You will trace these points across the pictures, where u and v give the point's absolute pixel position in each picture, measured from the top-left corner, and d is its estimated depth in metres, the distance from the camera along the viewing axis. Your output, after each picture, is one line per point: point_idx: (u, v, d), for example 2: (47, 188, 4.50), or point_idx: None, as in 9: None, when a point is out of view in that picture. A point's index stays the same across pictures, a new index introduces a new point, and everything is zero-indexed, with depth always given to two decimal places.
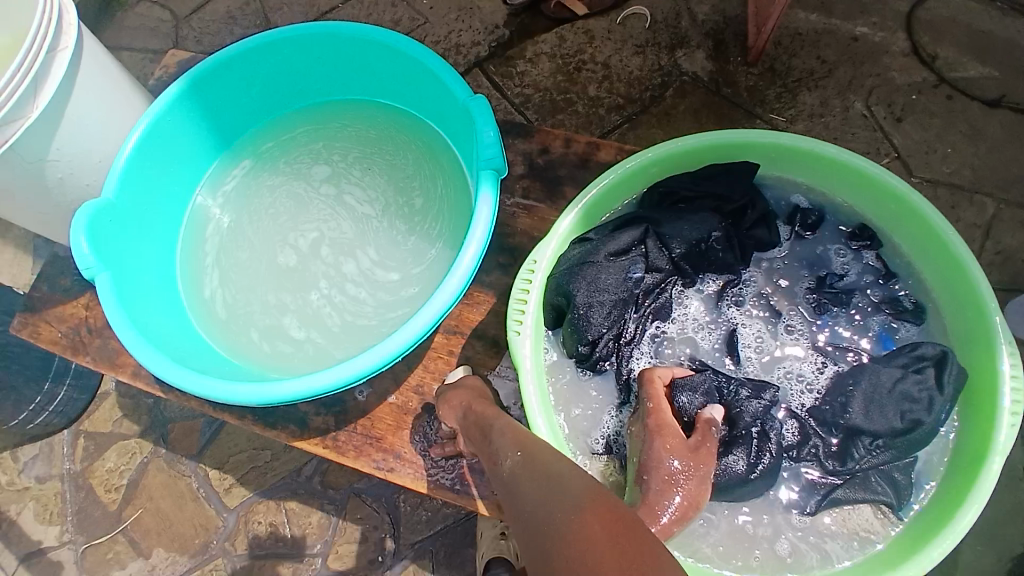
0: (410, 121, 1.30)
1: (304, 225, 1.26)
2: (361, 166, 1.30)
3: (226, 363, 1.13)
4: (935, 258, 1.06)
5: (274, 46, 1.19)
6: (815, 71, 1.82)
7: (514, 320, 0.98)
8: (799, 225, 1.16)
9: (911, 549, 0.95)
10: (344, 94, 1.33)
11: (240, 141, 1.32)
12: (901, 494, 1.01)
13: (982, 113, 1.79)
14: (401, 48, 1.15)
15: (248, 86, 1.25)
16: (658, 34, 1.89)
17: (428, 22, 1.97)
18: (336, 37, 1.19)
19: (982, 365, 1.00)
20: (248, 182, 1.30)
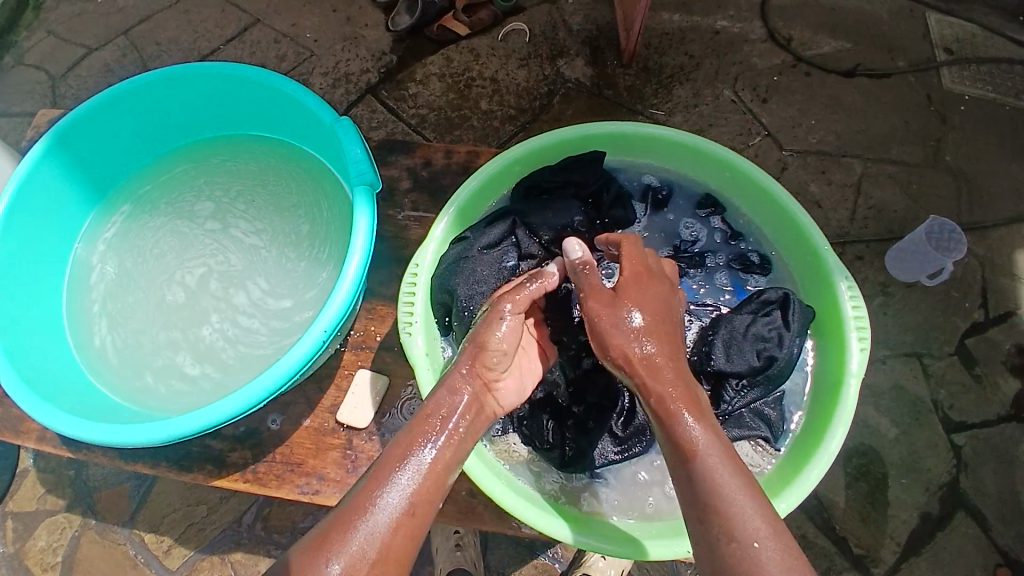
0: (289, 152, 1.33)
1: (190, 262, 1.26)
2: (243, 199, 1.31)
3: (125, 409, 1.11)
4: (772, 213, 1.18)
5: (138, 92, 1.21)
6: (684, 66, 1.91)
7: (404, 322, 1.03)
8: (651, 202, 1.26)
9: (790, 477, 1.01)
10: (219, 131, 1.35)
11: (117, 188, 1.32)
12: (775, 426, 1.09)
13: (838, 82, 1.87)
14: (264, 80, 1.18)
15: (120, 134, 1.26)
16: (538, 46, 1.97)
17: (313, 55, 2.00)
18: (200, 76, 1.21)
19: (829, 300, 1.09)
20: (129, 227, 1.30)
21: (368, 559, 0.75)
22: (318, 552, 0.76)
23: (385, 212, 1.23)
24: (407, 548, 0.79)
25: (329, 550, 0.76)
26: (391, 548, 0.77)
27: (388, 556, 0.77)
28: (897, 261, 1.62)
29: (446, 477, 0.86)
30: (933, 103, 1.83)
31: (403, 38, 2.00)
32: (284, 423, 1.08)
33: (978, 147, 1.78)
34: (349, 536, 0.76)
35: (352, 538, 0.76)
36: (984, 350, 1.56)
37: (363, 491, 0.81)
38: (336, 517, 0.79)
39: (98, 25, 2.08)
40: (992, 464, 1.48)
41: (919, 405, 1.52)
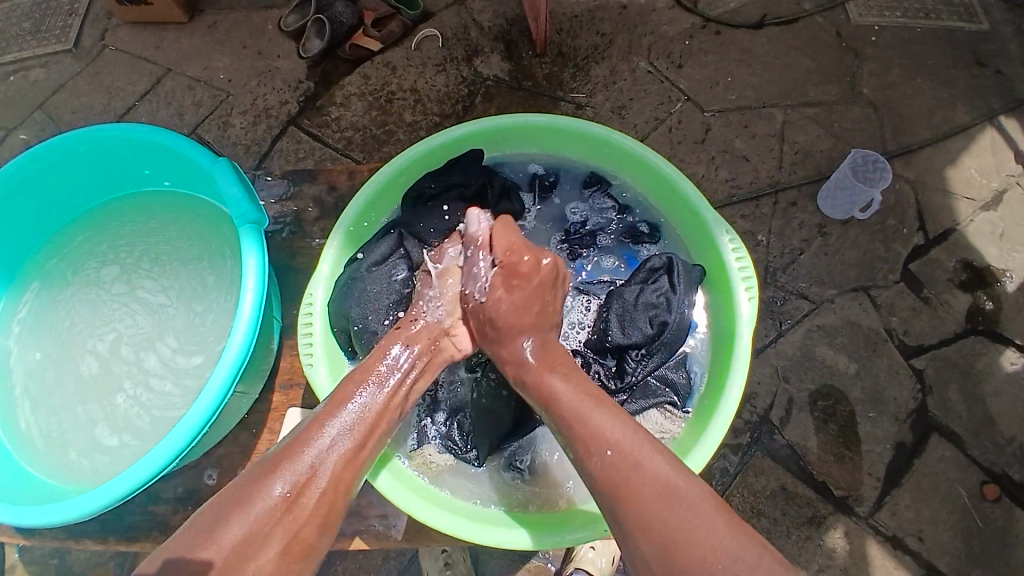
0: (185, 203, 1.33)
1: (100, 330, 1.27)
2: (149, 257, 1.31)
3: (52, 489, 1.11)
4: (653, 183, 1.24)
5: (22, 174, 1.19)
6: (598, 45, 1.89)
7: (305, 355, 1.06)
8: (540, 190, 1.34)
9: (699, 428, 1.06)
10: (115, 194, 1.35)
11: (23, 267, 1.32)
12: (682, 392, 1.15)
13: (749, 35, 1.87)
14: (142, 137, 1.18)
15: (15, 216, 1.25)
16: (453, 49, 1.94)
17: (229, 96, 1.95)
18: (79, 147, 1.20)
19: (716, 257, 1.15)
20: (41, 304, 1.30)
21: (314, 481, 0.84)
22: (267, 473, 0.84)
23: (297, 245, 1.26)
24: (350, 475, 0.88)
25: (278, 471, 0.84)
26: (338, 474, 0.87)
27: (334, 481, 0.86)
28: (828, 201, 1.65)
29: (399, 405, 0.97)
30: (845, 39, 1.84)
31: (317, 63, 1.97)
32: (221, 475, 1.08)
33: (894, 76, 1.80)
34: (298, 460, 0.85)
35: (303, 457, 0.86)
36: (927, 272, 1.60)
37: (315, 422, 0.90)
38: (286, 446, 0.88)
39: (10, 102, 2.02)
40: (952, 379, 1.52)
41: (873, 336, 1.56)
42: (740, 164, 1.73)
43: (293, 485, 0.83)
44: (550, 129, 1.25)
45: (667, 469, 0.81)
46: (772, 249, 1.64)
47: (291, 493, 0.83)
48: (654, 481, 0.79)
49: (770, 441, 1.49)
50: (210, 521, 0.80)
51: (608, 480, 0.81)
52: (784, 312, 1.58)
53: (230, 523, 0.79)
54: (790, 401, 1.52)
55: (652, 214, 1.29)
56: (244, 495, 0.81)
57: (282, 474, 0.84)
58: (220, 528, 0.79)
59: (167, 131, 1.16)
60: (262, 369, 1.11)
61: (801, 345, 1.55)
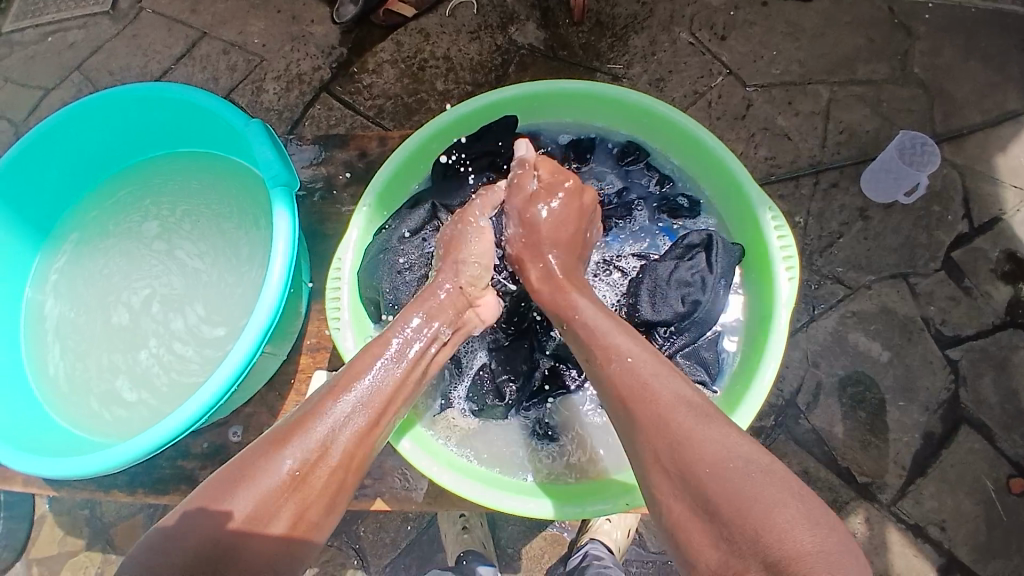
0: (228, 172, 1.33)
1: (136, 282, 1.29)
2: (190, 219, 1.32)
3: (73, 438, 1.15)
4: (695, 157, 1.21)
5: (68, 121, 1.21)
6: (637, 15, 1.82)
7: (333, 317, 1.07)
8: (574, 156, 1.29)
9: (730, 411, 1.05)
10: (165, 150, 1.36)
11: (67, 214, 1.35)
12: (712, 371, 1.14)
13: (798, 7, 1.78)
14: (192, 98, 1.18)
15: (58, 163, 1.27)
16: (487, 16, 1.89)
17: (263, 60, 1.95)
18: (130, 98, 1.21)
19: (758, 234, 1.12)
20: (78, 251, 1.33)
21: (323, 458, 0.83)
22: (278, 443, 0.82)
23: (327, 210, 1.27)
24: (360, 453, 0.87)
25: (289, 443, 0.82)
26: (350, 452, 0.85)
27: (344, 460, 0.85)
28: (871, 182, 1.59)
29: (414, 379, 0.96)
30: (897, 15, 1.75)
31: (351, 29, 1.94)
32: (246, 433, 1.12)
33: (947, 55, 1.70)
34: (310, 434, 0.83)
35: (314, 433, 0.84)
36: (970, 261, 1.54)
37: (328, 397, 0.88)
38: (298, 419, 0.85)
39: (49, 64, 2.05)
40: (989, 372, 1.47)
41: (910, 324, 1.51)
42: (780, 141, 1.67)
43: (304, 460, 0.81)
44: (588, 95, 1.22)
45: (679, 382, 0.83)
46: (810, 231, 1.59)
47: (302, 469, 0.81)
48: (671, 394, 0.81)
49: (794, 423, 1.47)
50: (222, 482, 0.78)
51: (626, 385, 0.84)
52: (818, 297, 1.54)
53: (241, 489, 0.77)
54: (818, 385, 1.48)
55: (693, 188, 1.25)
56: (251, 467, 0.79)
57: (295, 447, 0.82)
58: (229, 494, 0.77)
59: (217, 96, 1.16)
60: (290, 333, 1.11)
61: (835, 330, 1.51)
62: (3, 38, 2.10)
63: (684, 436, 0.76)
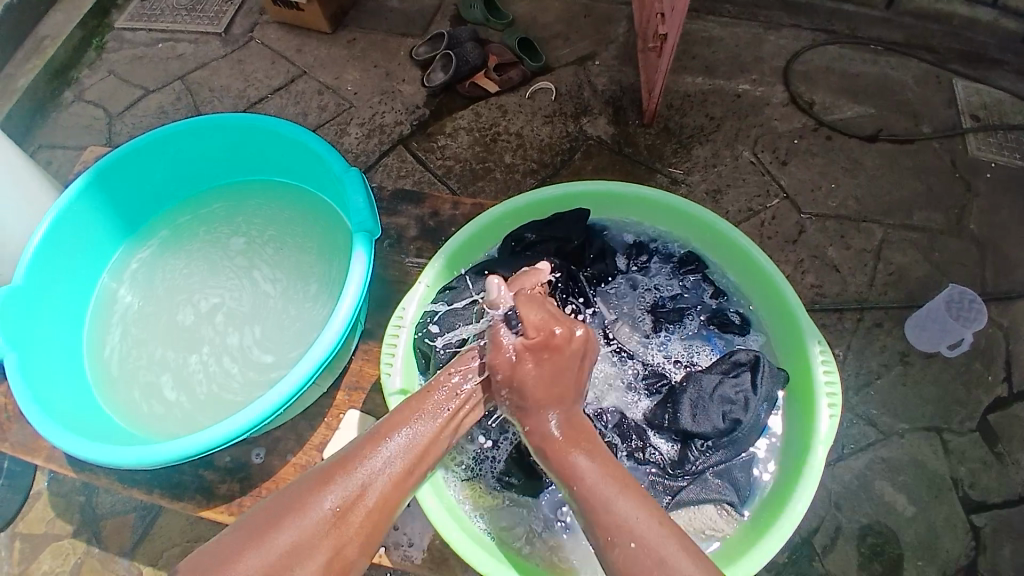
0: (321, 215, 1.41)
1: (209, 289, 1.37)
2: (273, 245, 1.41)
3: (109, 420, 1.20)
4: (753, 278, 1.24)
5: (193, 131, 1.33)
6: (704, 127, 1.91)
7: (385, 363, 1.12)
8: (632, 258, 1.35)
9: (754, 537, 1.03)
10: (269, 179, 1.46)
11: (165, 211, 1.46)
12: (741, 493, 1.10)
13: (860, 146, 1.86)
14: (302, 139, 1.28)
15: (175, 162, 1.39)
16: (563, 104, 2.01)
17: (352, 107, 2.09)
18: (253, 128, 1.33)
19: (804, 364, 1.13)
20: (164, 249, 1.43)
21: (363, 498, 0.80)
22: (318, 482, 0.80)
23: (392, 258, 1.32)
24: (400, 496, 0.83)
25: (329, 482, 0.80)
26: (388, 494, 0.82)
27: (384, 499, 0.81)
28: (916, 329, 1.59)
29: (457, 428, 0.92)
30: (958, 169, 1.81)
31: (436, 93, 2.08)
32: (267, 457, 1.14)
33: (1002, 216, 1.74)
34: (351, 474, 0.81)
35: (355, 474, 0.81)
36: (1003, 424, 1.52)
37: (369, 440, 0.85)
38: (339, 459, 0.84)
39: (156, 70, 2.22)
40: (1013, 546, 1.41)
41: (938, 482, 1.47)
42: (829, 272, 1.70)
43: (344, 500, 0.79)
44: (658, 204, 1.29)
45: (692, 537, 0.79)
46: (846, 365, 1.59)
47: (340, 508, 0.78)
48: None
49: (806, 565, 1.41)
50: (258, 526, 0.77)
51: (640, 527, 0.80)
52: (847, 435, 1.52)
53: (281, 528, 0.76)
54: (837, 529, 1.44)
55: (745, 307, 1.28)
56: (294, 504, 0.78)
57: (334, 485, 0.80)
58: (266, 534, 0.76)
59: (329, 145, 1.25)
60: (336, 368, 1.15)
61: (858, 471, 1.48)
62: (117, 36, 2.32)
63: None
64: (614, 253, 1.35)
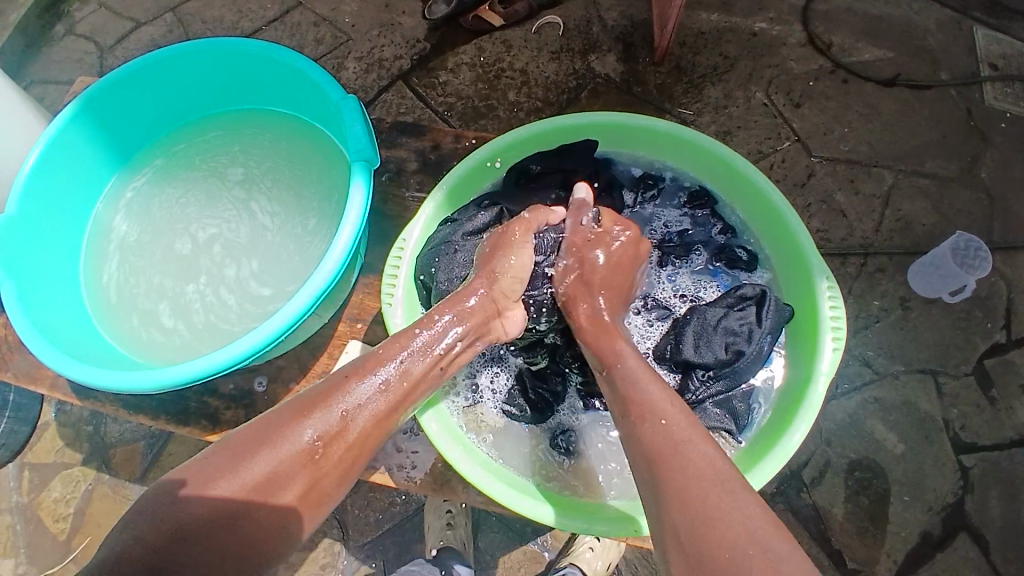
0: (322, 148, 1.37)
1: (207, 218, 1.35)
2: (272, 176, 1.38)
3: (111, 348, 1.22)
4: (763, 214, 1.21)
5: (187, 55, 1.28)
6: (718, 67, 1.84)
7: (386, 294, 1.11)
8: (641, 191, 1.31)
9: (749, 465, 1.05)
10: (267, 107, 1.42)
11: (160, 138, 1.43)
12: (740, 421, 1.13)
13: (876, 90, 1.79)
14: (300, 65, 1.23)
15: (171, 87, 1.35)
16: (571, 40, 1.93)
17: (350, 40, 2.01)
18: (252, 53, 1.27)
19: (810, 300, 1.12)
20: (160, 176, 1.40)
21: (342, 434, 0.85)
22: (298, 413, 0.85)
23: (391, 191, 1.30)
24: (378, 434, 0.89)
25: (310, 414, 0.85)
26: (367, 434, 0.88)
27: (359, 439, 0.87)
28: (920, 277, 1.58)
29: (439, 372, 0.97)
30: (973, 118, 1.75)
31: (438, 27, 1.99)
32: (270, 385, 1.15)
33: (1016, 165, 1.70)
34: (331, 410, 0.86)
35: (335, 409, 0.86)
36: (1001, 372, 1.52)
37: (352, 377, 0.90)
38: (320, 392, 0.88)
39: (146, 0, 2.13)
40: (997, 487, 1.45)
41: (929, 423, 1.49)
42: (836, 218, 1.67)
43: (323, 434, 0.84)
44: (669, 136, 1.25)
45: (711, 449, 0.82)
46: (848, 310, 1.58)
47: (320, 441, 0.84)
48: (700, 457, 0.80)
49: (795, 496, 1.45)
50: (240, 448, 0.81)
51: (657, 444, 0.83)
52: (844, 378, 1.53)
53: (261, 451, 0.81)
54: (827, 465, 1.47)
55: (753, 243, 1.26)
56: (275, 431, 0.83)
57: (316, 417, 0.85)
58: (244, 460, 0.80)
59: (328, 73, 1.20)
60: (336, 300, 1.15)
61: (852, 412, 1.50)
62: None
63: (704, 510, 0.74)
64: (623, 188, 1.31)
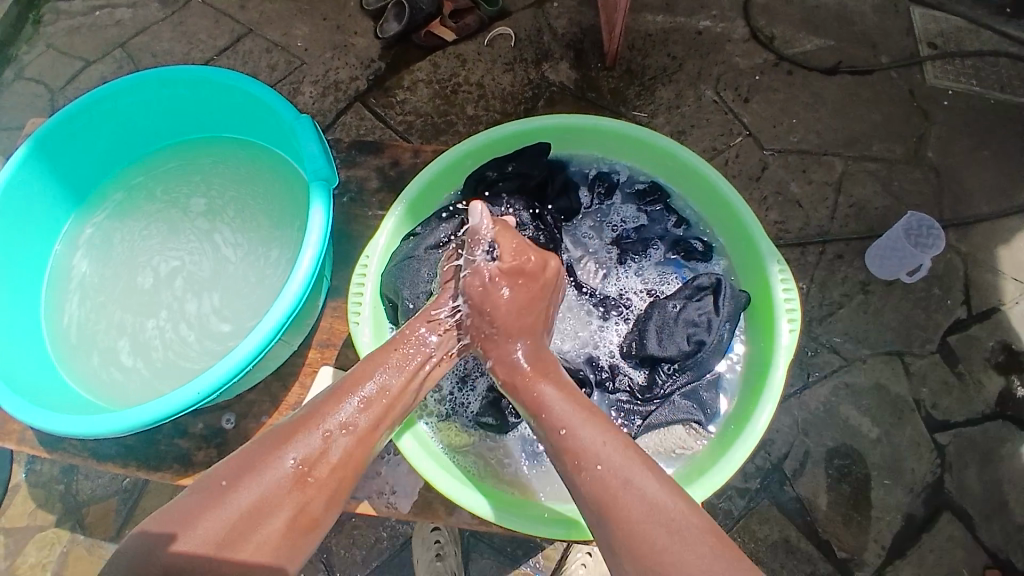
0: (278, 177, 1.37)
1: (169, 251, 1.35)
2: (234, 206, 1.38)
3: (72, 391, 1.21)
4: (715, 206, 1.25)
5: (142, 87, 1.28)
6: (667, 68, 1.88)
7: (353, 314, 1.12)
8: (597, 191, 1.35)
9: (720, 452, 1.08)
10: (224, 134, 1.42)
11: (120, 171, 1.42)
12: (708, 410, 1.17)
13: (821, 80, 1.85)
14: (258, 94, 1.23)
15: (129, 119, 1.34)
16: (524, 50, 1.95)
17: (303, 64, 2.01)
18: (209, 82, 1.28)
19: (765, 286, 1.16)
20: (119, 211, 1.40)
21: (325, 456, 0.88)
22: (282, 439, 0.87)
23: (354, 212, 1.31)
24: (361, 456, 0.91)
25: (293, 439, 0.87)
26: (351, 454, 0.90)
27: (343, 461, 0.89)
28: (877, 259, 1.63)
29: (415, 389, 1.00)
30: (916, 99, 1.82)
31: (391, 45, 2.00)
32: (241, 421, 1.16)
33: (960, 143, 1.77)
34: (314, 433, 0.88)
35: (318, 430, 0.89)
36: (961, 345, 1.58)
37: (332, 399, 0.93)
38: (303, 416, 0.91)
39: (93, 38, 2.10)
40: (968, 456, 1.50)
41: (897, 399, 1.54)
42: (792, 208, 1.72)
43: (305, 459, 0.86)
44: (621, 136, 1.28)
45: (657, 487, 0.83)
46: (808, 296, 1.63)
47: (303, 466, 0.86)
48: (639, 502, 0.82)
49: (773, 484, 1.50)
50: (225, 479, 0.83)
51: (596, 496, 0.84)
52: (811, 361, 1.57)
53: (243, 480, 0.83)
54: (801, 449, 1.51)
55: (709, 234, 1.29)
56: (259, 459, 0.85)
57: (297, 441, 0.87)
58: (226, 495, 0.82)
59: (286, 101, 1.20)
60: (304, 325, 1.16)
61: (820, 392, 1.55)
62: (52, 7, 2.14)
63: (659, 552, 0.77)
64: (578, 187, 1.35)
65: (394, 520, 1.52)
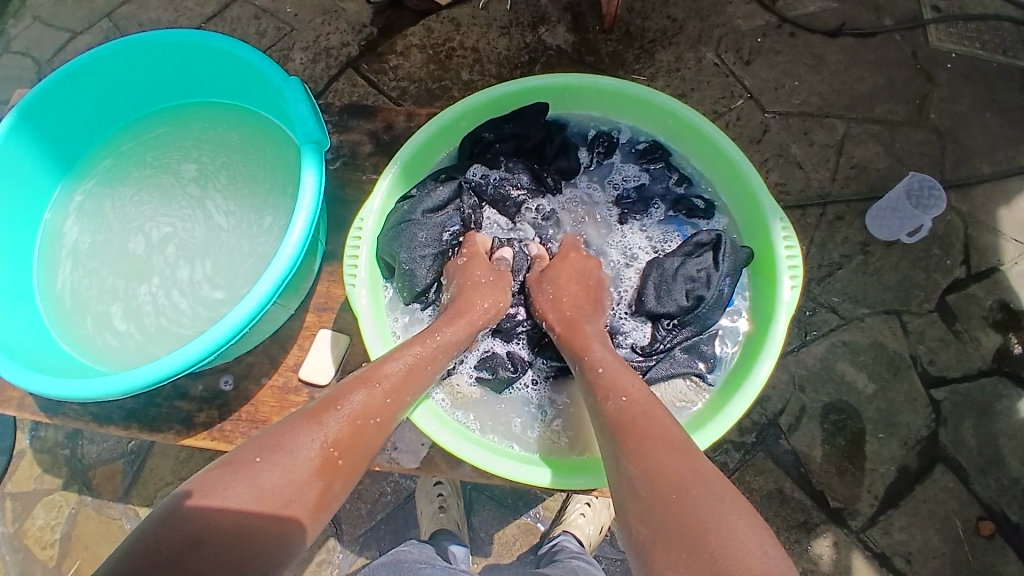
0: (270, 141, 1.34)
1: (161, 217, 1.32)
2: (227, 173, 1.35)
3: (66, 355, 1.20)
4: (716, 163, 1.23)
5: (130, 48, 1.24)
6: (667, 30, 1.84)
7: (350, 275, 1.10)
8: (596, 150, 1.32)
9: (720, 404, 1.08)
10: (216, 97, 1.38)
11: (110, 134, 1.39)
12: (708, 362, 1.17)
13: (823, 42, 1.81)
14: (250, 60, 1.19)
15: (120, 81, 1.30)
16: (519, 14, 1.90)
17: (294, 30, 1.96)
18: (199, 46, 1.23)
19: (767, 243, 1.14)
20: (109, 176, 1.37)
21: (351, 443, 0.86)
22: (309, 420, 0.85)
23: (348, 176, 1.29)
24: (378, 443, 0.91)
25: (320, 420, 0.86)
26: (372, 440, 0.89)
27: (365, 446, 0.88)
28: (877, 220, 1.61)
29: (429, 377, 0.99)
30: (919, 61, 1.78)
31: (383, 10, 1.94)
32: (239, 383, 1.14)
33: (963, 104, 1.74)
34: (340, 416, 0.87)
35: (343, 414, 0.87)
36: (962, 306, 1.57)
37: (355, 383, 0.92)
38: (328, 399, 0.89)
39: (78, 7, 2.05)
40: (968, 415, 1.50)
41: (898, 360, 1.54)
42: (793, 170, 1.70)
43: (333, 443, 0.85)
44: (620, 94, 1.25)
45: (668, 419, 0.85)
46: (809, 258, 1.62)
47: (331, 451, 0.84)
48: (656, 424, 0.83)
49: (773, 443, 1.50)
50: (252, 454, 0.81)
51: (615, 418, 0.87)
52: (811, 323, 1.57)
53: (275, 457, 0.81)
54: (802, 410, 1.51)
55: (710, 193, 1.27)
56: (287, 438, 0.82)
57: (328, 422, 0.86)
58: (257, 471, 0.79)
59: (277, 66, 1.16)
60: (301, 289, 1.14)
61: (821, 355, 1.54)
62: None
63: (657, 464, 0.77)
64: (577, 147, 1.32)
65: (397, 475, 1.52)
